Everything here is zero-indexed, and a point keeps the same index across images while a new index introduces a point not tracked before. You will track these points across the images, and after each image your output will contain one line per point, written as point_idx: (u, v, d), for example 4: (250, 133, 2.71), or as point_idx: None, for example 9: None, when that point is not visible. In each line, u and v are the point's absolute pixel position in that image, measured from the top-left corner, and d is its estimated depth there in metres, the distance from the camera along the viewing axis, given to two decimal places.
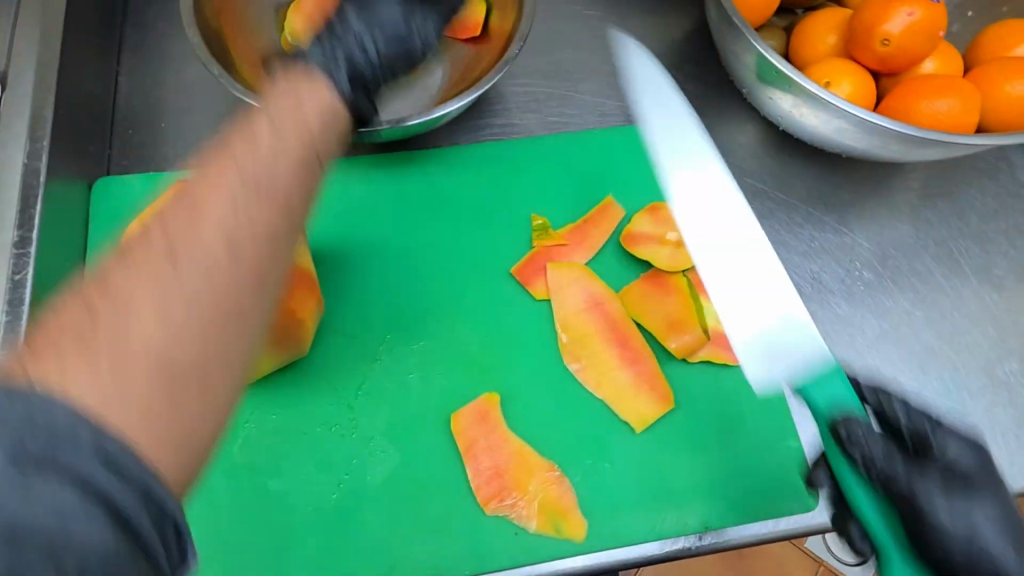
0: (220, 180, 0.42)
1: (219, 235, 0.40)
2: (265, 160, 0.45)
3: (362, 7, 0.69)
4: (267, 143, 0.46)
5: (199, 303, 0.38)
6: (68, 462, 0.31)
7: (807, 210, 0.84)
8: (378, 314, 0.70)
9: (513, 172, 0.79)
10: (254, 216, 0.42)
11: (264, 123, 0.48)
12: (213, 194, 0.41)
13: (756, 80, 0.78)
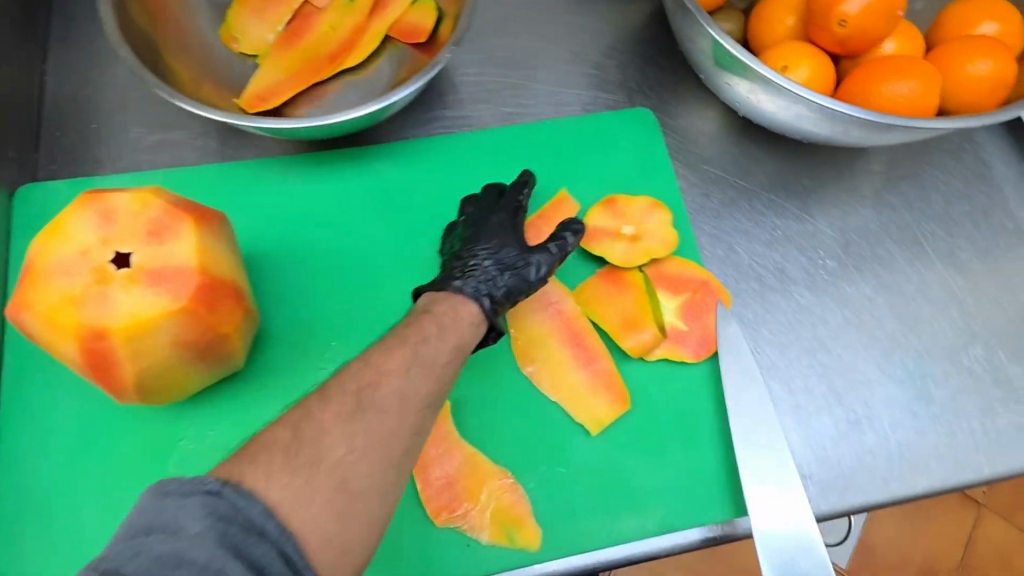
0: (397, 357, 0.51)
1: (395, 396, 0.48)
2: (424, 360, 0.51)
3: (479, 228, 0.68)
4: (432, 336, 0.54)
5: (379, 435, 0.45)
6: (232, 521, 0.38)
7: (769, 196, 0.82)
8: (322, 320, 0.67)
9: (465, 165, 0.76)
10: (413, 387, 0.49)
11: (430, 319, 0.56)
12: (388, 370, 0.49)
13: (713, 66, 0.75)
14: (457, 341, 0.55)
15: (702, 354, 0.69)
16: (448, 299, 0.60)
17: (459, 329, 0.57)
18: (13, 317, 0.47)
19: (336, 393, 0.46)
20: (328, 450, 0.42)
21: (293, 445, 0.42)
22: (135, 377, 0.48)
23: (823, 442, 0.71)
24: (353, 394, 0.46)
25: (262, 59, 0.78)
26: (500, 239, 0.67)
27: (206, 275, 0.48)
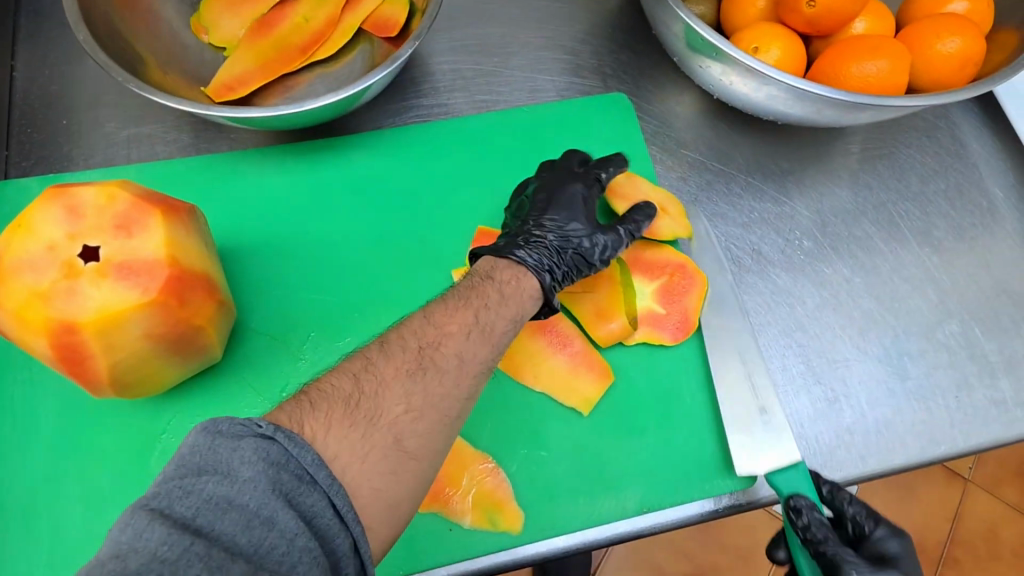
0: (462, 317, 0.55)
1: (454, 356, 0.53)
2: (483, 326, 0.56)
3: (557, 203, 0.69)
4: (492, 303, 0.58)
5: (436, 395, 0.50)
6: (281, 463, 0.40)
7: (746, 179, 0.82)
8: (300, 311, 0.67)
9: (441, 154, 0.76)
10: (470, 351, 0.54)
11: (492, 286, 0.60)
12: (450, 331, 0.54)
13: (686, 49, 0.75)
14: (516, 306, 0.59)
15: (680, 338, 0.70)
16: (505, 269, 0.62)
17: (516, 296, 0.60)
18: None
19: (399, 348, 0.52)
20: (388, 405, 0.48)
21: (354, 398, 0.47)
22: (109, 370, 0.48)
23: (801, 420, 0.72)
24: (414, 352, 0.52)
25: (232, 51, 0.78)
26: (568, 214, 0.68)
27: (176, 266, 0.48)
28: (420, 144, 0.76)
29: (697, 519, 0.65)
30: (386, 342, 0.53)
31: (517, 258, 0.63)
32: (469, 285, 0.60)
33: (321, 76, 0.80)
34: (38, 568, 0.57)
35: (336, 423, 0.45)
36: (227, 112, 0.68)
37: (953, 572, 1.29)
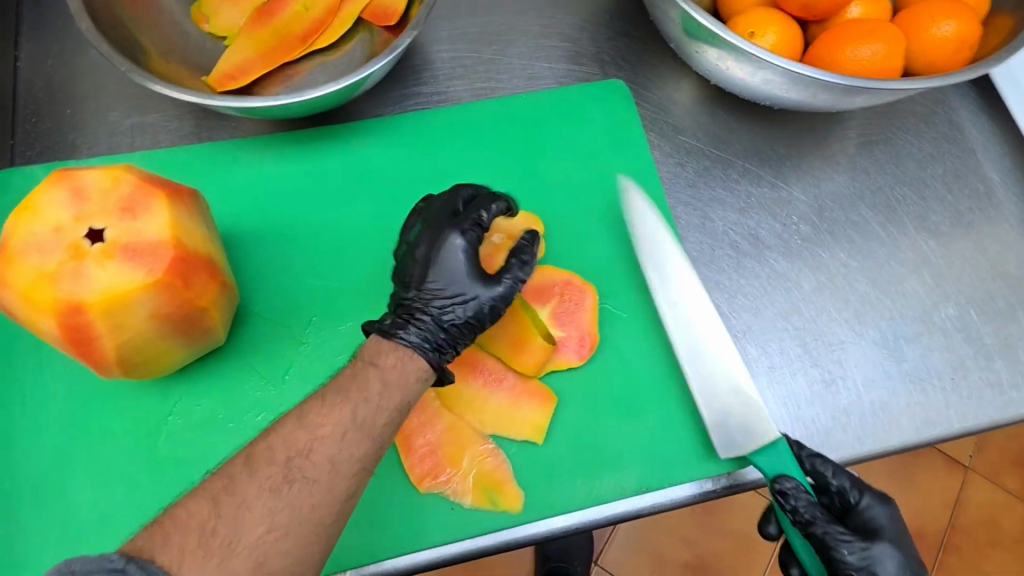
0: (337, 415, 0.53)
1: (326, 461, 0.51)
2: (360, 424, 0.53)
3: (432, 263, 0.64)
4: (374, 394, 0.55)
5: (301, 504, 0.49)
6: None
7: (743, 164, 0.83)
8: (301, 296, 0.68)
9: (441, 141, 0.77)
10: (347, 451, 0.52)
11: (373, 374, 0.56)
12: (322, 434, 0.52)
13: (683, 35, 0.76)
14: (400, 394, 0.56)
15: (586, 354, 0.69)
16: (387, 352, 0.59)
17: (402, 387, 0.57)
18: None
19: (265, 461, 0.50)
20: (247, 527, 0.47)
21: (208, 523, 0.47)
22: (115, 350, 0.49)
23: (797, 402, 0.72)
24: (281, 463, 0.50)
25: (231, 40, 0.79)
26: (449, 273, 0.63)
27: (179, 248, 0.49)
28: (419, 132, 0.77)
29: (695, 498, 0.66)
30: (253, 453, 0.51)
31: (400, 339, 0.60)
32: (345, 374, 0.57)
33: (321, 66, 0.81)
34: (50, 547, 0.58)
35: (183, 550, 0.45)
36: (229, 99, 0.69)
37: (953, 558, 1.30)
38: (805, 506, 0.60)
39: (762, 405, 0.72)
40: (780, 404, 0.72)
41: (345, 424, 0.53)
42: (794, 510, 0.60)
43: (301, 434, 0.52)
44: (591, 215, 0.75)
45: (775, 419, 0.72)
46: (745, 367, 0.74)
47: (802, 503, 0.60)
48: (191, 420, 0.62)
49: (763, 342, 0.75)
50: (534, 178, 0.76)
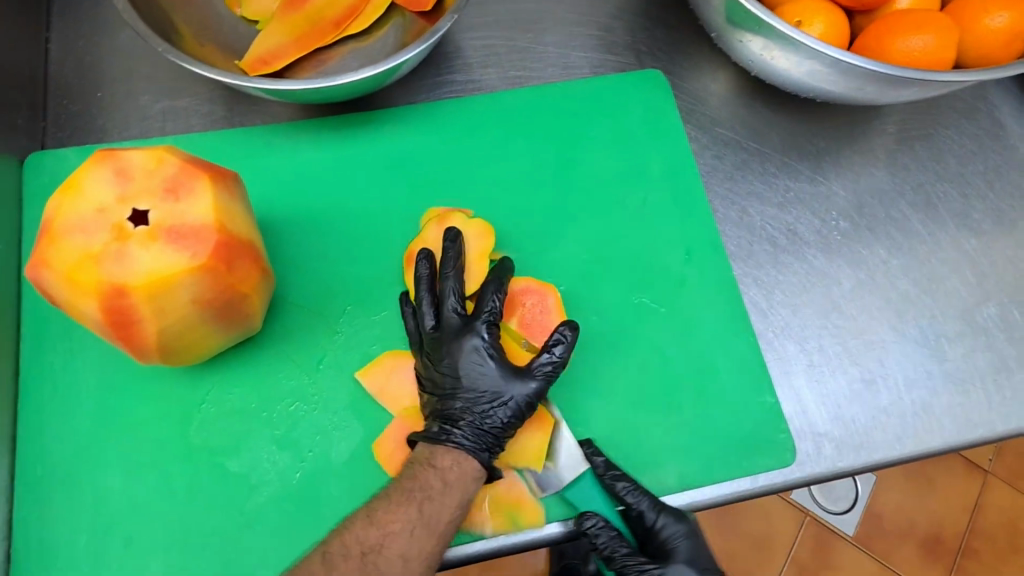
0: (400, 507, 0.54)
1: (397, 557, 0.52)
2: (428, 520, 0.54)
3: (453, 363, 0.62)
4: (436, 491, 0.56)
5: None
6: None
7: (782, 158, 0.81)
8: (334, 284, 0.67)
9: (475, 129, 0.76)
10: (415, 547, 0.53)
11: (432, 470, 0.57)
12: (393, 531, 0.53)
13: (725, 24, 0.74)
14: (466, 484, 0.57)
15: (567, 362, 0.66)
16: (444, 454, 0.58)
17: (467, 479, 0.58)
18: (33, 274, 0.47)
19: (341, 556, 0.51)
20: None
21: None
22: (156, 336, 0.48)
23: (838, 401, 0.71)
24: (356, 558, 0.52)
25: (262, 25, 0.78)
26: (478, 373, 0.62)
27: (223, 232, 0.48)
28: (454, 119, 0.76)
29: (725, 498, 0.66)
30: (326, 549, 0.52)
31: (453, 441, 0.59)
32: (407, 470, 0.57)
33: (354, 51, 0.79)
34: (82, 534, 0.57)
35: None
36: (264, 82, 0.67)
37: (973, 562, 1.29)
38: (608, 541, 0.63)
39: (801, 403, 0.71)
40: (819, 402, 0.71)
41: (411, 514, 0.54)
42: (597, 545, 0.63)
43: (369, 527, 0.53)
44: (628, 207, 0.73)
45: (814, 417, 0.70)
46: (783, 364, 0.72)
47: (606, 542, 0.63)
48: (224, 408, 0.61)
49: (802, 339, 0.73)
50: (569, 168, 0.75)
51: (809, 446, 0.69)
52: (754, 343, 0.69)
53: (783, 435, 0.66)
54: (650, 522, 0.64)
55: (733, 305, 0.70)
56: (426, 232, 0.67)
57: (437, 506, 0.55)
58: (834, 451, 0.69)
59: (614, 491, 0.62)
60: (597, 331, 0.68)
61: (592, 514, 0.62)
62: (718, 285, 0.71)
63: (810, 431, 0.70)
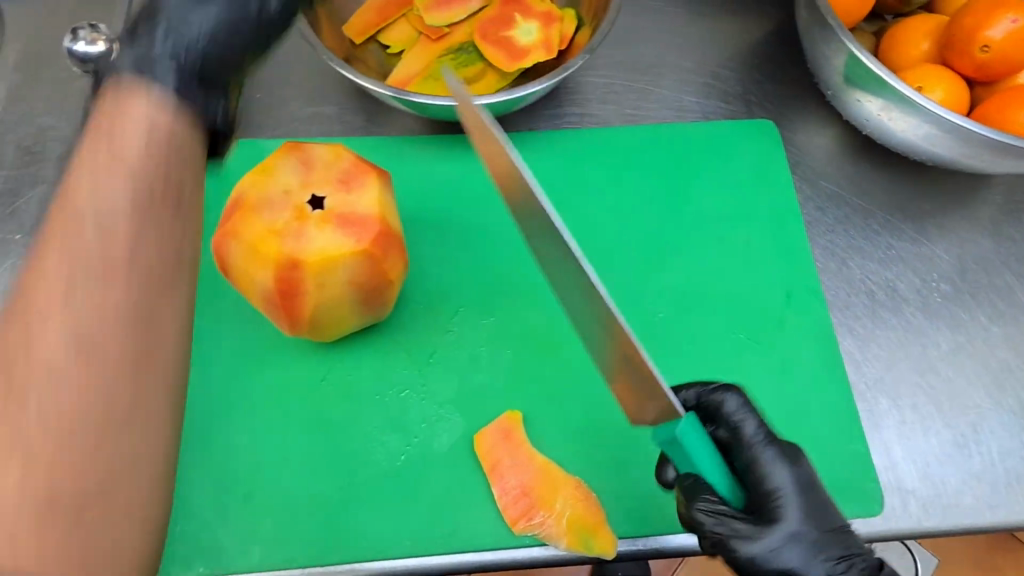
0: (97, 164, 0.41)
1: (122, 260, 0.40)
2: (78, 262, 0.39)
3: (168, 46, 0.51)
4: (128, 271, 0.40)
5: (99, 337, 0.38)
6: None
7: (884, 217, 0.83)
8: (449, 286, 0.72)
9: (595, 162, 0.80)
10: (144, 264, 0.41)
11: (81, 243, 0.39)
12: (73, 294, 0.38)
13: (843, 83, 0.77)
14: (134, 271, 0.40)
15: None
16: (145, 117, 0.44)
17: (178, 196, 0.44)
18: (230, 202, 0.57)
19: (77, 302, 0.38)
20: (32, 397, 0.37)
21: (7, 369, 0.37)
22: (312, 310, 0.54)
23: (927, 460, 0.70)
24: (70, 362, 0.38)
25: (405, 52, 0.86)
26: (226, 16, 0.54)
27: (383, 223, 0.55)
28: (573, 148, 0.81)
29: None
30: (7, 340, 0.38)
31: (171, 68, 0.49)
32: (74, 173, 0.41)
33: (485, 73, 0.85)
34: (206, 485, 0.62)
35: (67, 379, 0.37)
36: (404, 95, 0.74)
37: None
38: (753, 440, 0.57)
39: (891, 457, 0.70)
40: (908, 460, 0.70)
41: (122, 335, 0.39)
42: (744, 437, 0.58)
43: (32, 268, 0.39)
44: (731, 247, 0.77)
45: (903, 473, 0.69)
46: (874, 418, 0.72)
47: (764, 440, 0.57)
48: (343, 387, 0.66)
49: (896, 395, 0.73)
50: (681, 205, 0.79)
51: (895, 501, 0.68)
52: (848, 391, 0.70)
53: (874, 485, 0.67)
54: (822, 499, 0.56)
55: (830, 352, 0.72)
56: (390, 10, 0.86)
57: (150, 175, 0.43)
58: (920, 509, 0.68)
59: (767, 469, 0.56)
60: (688, 358, 0.71)
61: (741, 398, 0.59)
62: (815, 332, 0.73)
63: (897, 486, 0.69)
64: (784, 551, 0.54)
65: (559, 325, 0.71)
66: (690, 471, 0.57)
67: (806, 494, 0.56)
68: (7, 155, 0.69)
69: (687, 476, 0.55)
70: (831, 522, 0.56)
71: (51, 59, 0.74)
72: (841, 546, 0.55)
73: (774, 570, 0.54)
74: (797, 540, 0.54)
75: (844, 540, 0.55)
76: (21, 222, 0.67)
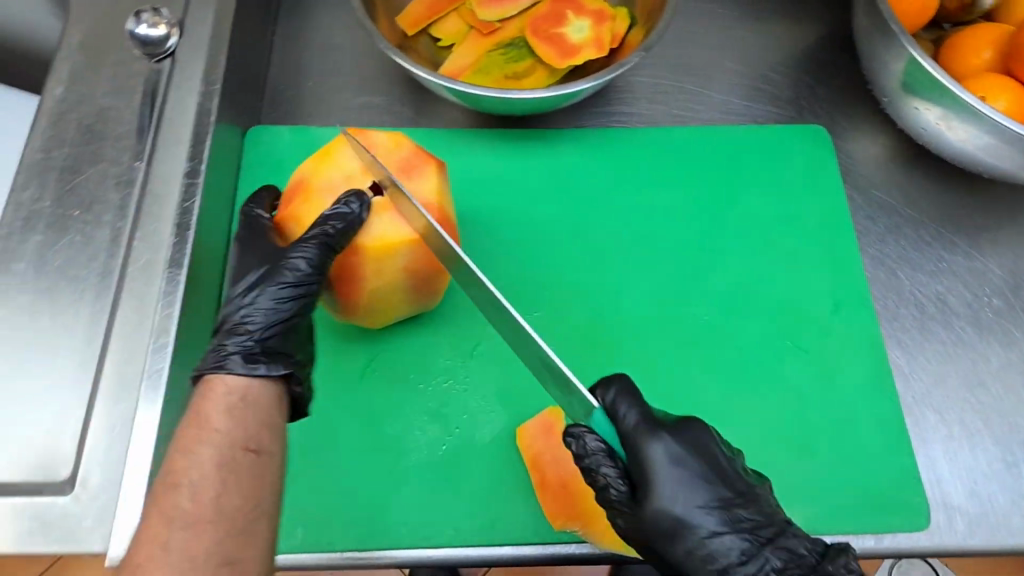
0: (187, 442, 0.47)
1: (224, 461, 0.47)
2: (223, 451, 0.47)
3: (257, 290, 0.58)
4: (238, 436, 0.48)
5: (216, 499, 0.45)
6: None
7: (936, 229, 0.81)
8: (493, 280, 0.72)
9: (643, 162, 0.80)
10: (250, 465, 0.48)
11: (185, 491, 0.45)
12: (199, 456, 0.46)
13: (901, 90, 0.76)
14: (242, 488, 0.46)
15: None
16: (219, 398, 0.51)
17: (257, 438, 0.49)
18: (279, 224, 0.63)
19: (201, 474, 0.46)
20: (153, 560, 0.42)
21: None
22: (368, 291, 0.59)
23: (976, 477, 0.68)
24: (185, 516, 0.44)
25: (456, 45, 0.86)
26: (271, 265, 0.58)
27: (437, 210, 0.59)
28: (622, 148, 0.80)
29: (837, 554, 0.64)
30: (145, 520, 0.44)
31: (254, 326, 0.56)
32: (171, 462, 0.46)
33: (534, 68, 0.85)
34: None
35: (201, 528, 0.44)
36: (456, 88, 0.74)
37: None
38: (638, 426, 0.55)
39: (937, 472, 0.69)
40: (955, 476, 0.68)
41: (241, 489, 0.46)
42: (628, 425, 0.55)
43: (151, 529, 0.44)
44: (778, 252, 0.76)
45: (949, 489, 0.68)
46: (920, 432, 0.71)
47: (643, 424, 0.55)
48: (388, 375, 0.67)
49: (944, 410, 0.72)
50: (729, 207, 0.78)
51: (940, 517, 0.66)
52: (895, 404, 0.69)
53: (921, 501, 0.66)
54: (725, 469, 0.55)
55: (878, 362, 0.71)
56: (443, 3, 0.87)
57: (228, 448, 0.47)
58: (967, 527, 0.66)
59: (649, 451, 0.54)
60: (733, 362, 0.70)
61: (618, 388, 0.56)
62: (863, 342, 0.72)
63: (943, 502, 0.67)
64: (696, 526, 0.52)
65: (603, 324, 0.71)
66: (577, 438, 0.55)
67: (673, 468, 0.53)
68: (68, 133, 0.71)
69: (587, 440, 0.55)
70: (715, 496, 0.53)
71: (114, 41, 0.75)
72: (724, 518, 0.53)
73: (682, 544, 0.52)
74: (703, 514, 0.53)
75: (725, 513, 0.53)
76: (80, 198, 0.68)
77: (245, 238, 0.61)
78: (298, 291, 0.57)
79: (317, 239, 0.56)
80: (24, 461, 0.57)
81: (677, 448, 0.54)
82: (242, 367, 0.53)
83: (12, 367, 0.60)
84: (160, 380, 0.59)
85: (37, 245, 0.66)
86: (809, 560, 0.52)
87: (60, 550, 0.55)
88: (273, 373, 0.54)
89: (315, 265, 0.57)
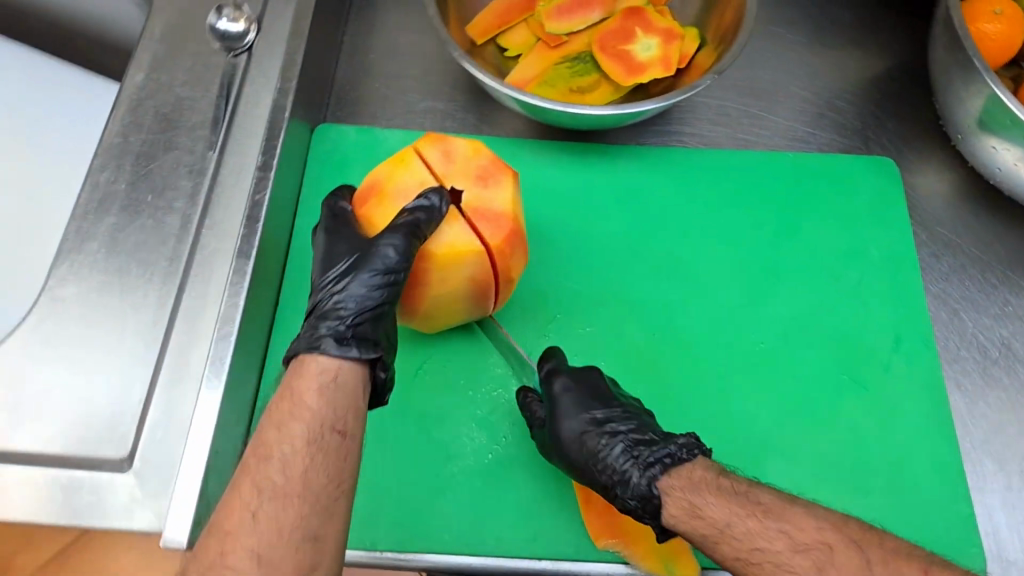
0: (278, 419, 0.50)
1: (310, 441, 0.49)
2: (312, 432, 0.49)
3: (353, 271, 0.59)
4: (322, 413, 0.50)
5: (297, 477, 0.48)
6: None
7: (1002, 271, 0.79)
8: (549, 291, 0.72)
9: (705, 185, 0.79)
10: (333, 445, 0.50)
11: (276, 461, 0.48)
12: (290, 431, 0.49)
13: (978, 127, 0.74)
14: (324, 472, 0.48)
15: None
16: (313, 374, 0.53)
17: (345, 419, 0.51)
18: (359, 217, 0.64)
19: (286, 450, 0.48)
20: (240, 532, 0.45)
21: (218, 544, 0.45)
22: (433, 296, 0.61)
23: None
24: (272, 491, 0.47)
25: (522, 56, 0.87)
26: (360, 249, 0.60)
27: (514, 222, 0.61)
28: (683, 168, 0.80)
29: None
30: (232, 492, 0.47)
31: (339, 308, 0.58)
32: (265, 434, 0.50)
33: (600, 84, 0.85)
34: None
35: (283, 503, 0.46)
36: (524, 98, 0.74)
37: None
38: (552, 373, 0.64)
39: (993, 523, 0.66)
40: (1012, 529, 0.66)
41: (320, 470, 0.48)
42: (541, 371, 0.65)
43: (238, 502, 0.46)
44: (839, 282, 0.75)
45: (1006, 542, 0.65)
46: (978, 479, 0.68)
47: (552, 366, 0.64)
48: (438, 378, 0.67)
49: (1004, 459, 0.69)
50: (789, 235, 0.77)
51: (995, 570, 0.64)
52: (954, 449, 0.67)
53: (976, 550, 0.64)
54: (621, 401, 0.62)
55: (938, 404, 0.69)
56: (513, 14, 0.87)
57: (315, 427, 0.50)
58: None
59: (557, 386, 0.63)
60: (788, 393, 0.69)
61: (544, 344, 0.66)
62: (924, 381, 0.70)
63: (998, 554, 0.65)
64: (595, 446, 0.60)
65: (655, 343, 0.70)
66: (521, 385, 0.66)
67: (569, 396, 0.62)
68: (145, 120, 0.73)
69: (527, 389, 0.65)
70: (605, 419, 0.61)
71: (193, 33, 0.77)
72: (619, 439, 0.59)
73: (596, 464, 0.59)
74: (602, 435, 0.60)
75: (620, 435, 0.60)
76: (153, 184, 0.69)
77: (332, 228, 0.62)
78: (389, 279, 0.58)
79: (403, 228, 0.57)
80: (86, 437, 0.58)
81: (581, 383, 0.63)
82: (335, 349, 0.55)
83: (79, 345, 0.61)
84: (222, 368, 0.61)
85: (109, 226, 0.67)
86: (665, 452, 0.58)
87: (114, 527, 0.56)
88: (362, 356, 0.55)
89: (404, 252, 0.57)
